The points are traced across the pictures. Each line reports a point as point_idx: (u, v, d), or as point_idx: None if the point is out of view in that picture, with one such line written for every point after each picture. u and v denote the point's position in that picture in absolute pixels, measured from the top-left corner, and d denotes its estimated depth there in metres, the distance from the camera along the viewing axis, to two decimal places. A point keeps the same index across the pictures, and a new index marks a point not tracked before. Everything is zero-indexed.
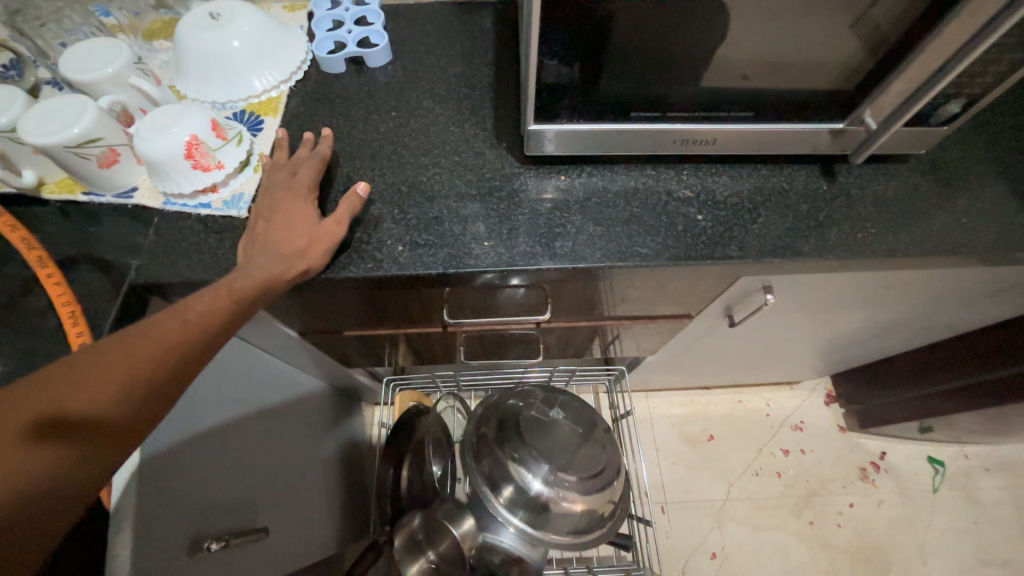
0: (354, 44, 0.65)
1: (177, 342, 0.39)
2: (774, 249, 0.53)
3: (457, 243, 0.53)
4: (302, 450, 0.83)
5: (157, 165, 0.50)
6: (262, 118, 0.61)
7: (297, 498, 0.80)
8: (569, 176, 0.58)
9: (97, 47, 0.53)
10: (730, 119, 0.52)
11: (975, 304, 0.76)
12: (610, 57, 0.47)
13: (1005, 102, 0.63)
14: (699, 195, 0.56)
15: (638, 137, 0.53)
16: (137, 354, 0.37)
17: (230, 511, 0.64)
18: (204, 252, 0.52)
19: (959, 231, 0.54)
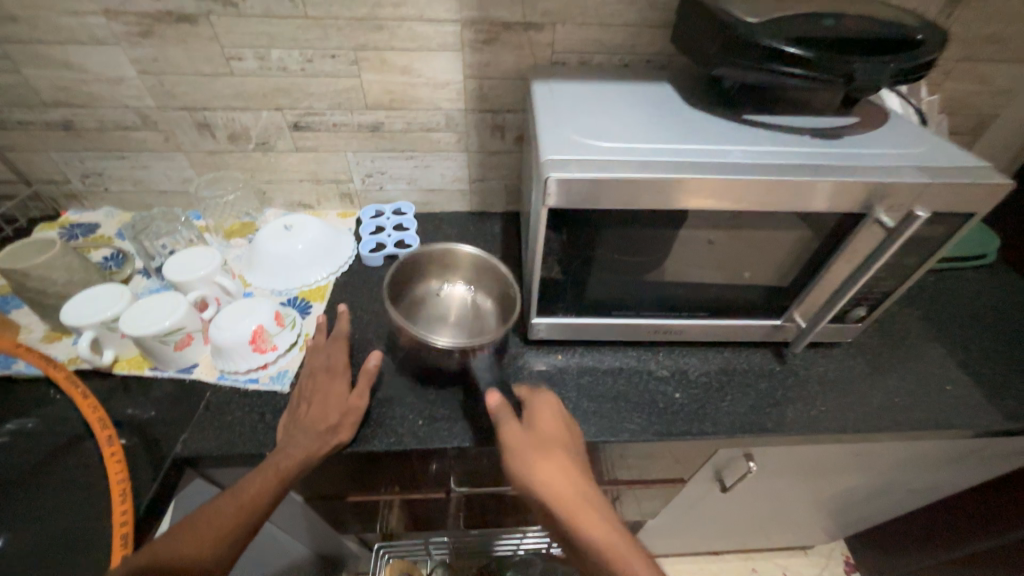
0: (392, 246, 0.82)
1: (235, 525, 0.45)
2: (744, 425, 0.61)
3: (471, 415, 0.61)
4: None
5: (224, 348, 0.60)
6: (311, 303, 0.74)
7: None
8: (565, 355, 0.69)
9: (194, 255, 0.68)
10: (689, 316, 0.66)
11: (946, 468, 0.82)
12: (593, 276, 0.61)
13: (907, 297, 0.79)
14: (674, 374, 0.66)
15: (620, 328, 0.66)
16: (199, 539, 0.43)
17: None
18: (245, 424, 0.58)
19: (898, 408, 0.64)
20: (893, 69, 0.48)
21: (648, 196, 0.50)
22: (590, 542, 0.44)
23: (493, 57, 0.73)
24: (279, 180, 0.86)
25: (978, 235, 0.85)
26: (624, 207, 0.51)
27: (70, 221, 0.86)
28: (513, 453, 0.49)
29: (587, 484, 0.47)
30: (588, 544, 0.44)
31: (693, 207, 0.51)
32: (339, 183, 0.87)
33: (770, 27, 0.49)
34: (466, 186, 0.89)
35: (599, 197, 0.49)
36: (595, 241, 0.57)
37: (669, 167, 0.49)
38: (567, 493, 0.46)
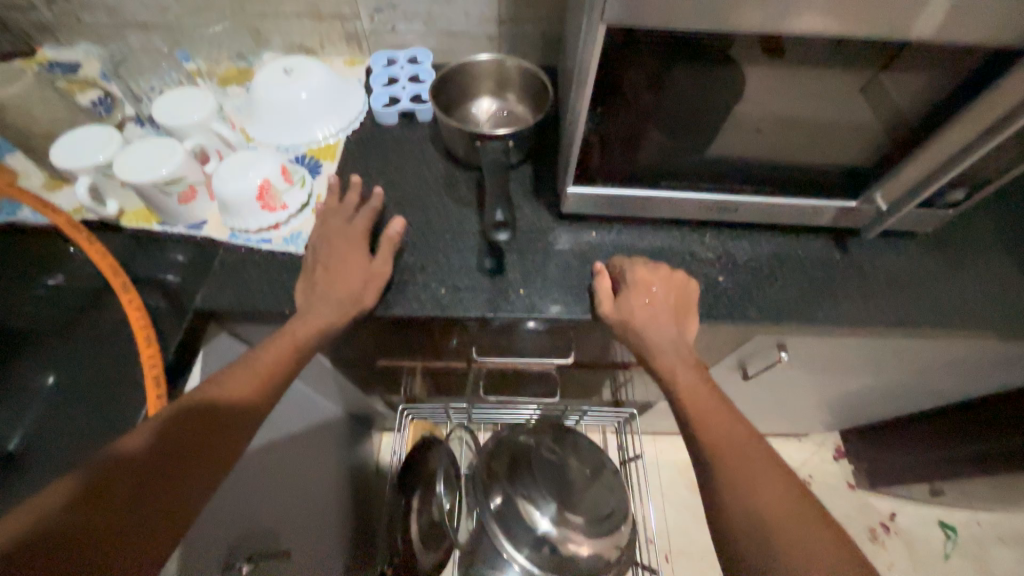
0: (408, 100, 0.71)
1: (259, 382, 0.45)
2: (791, 313, 0.56)
3: (496, 288, 0.57)
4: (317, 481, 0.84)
5: (230, 202, 0.55)
6: (321, 163, 0.66)
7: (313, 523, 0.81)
8: (600, 232, 0.62)
9: (186, 96, 0.60)
10: (750, 192, 0.57)
11: (983, 372, 0.79)
12: (647, 133, 0.52)
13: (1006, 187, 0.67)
14: (721, 258, 0.60)
15: (667, 203, 0.58)
16: (223, 392, 0.43)
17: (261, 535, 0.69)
18: (264, 283, 0.56)
19: (966, 305, 0.58)
20: None
21: (743, 12, 0.38)
22: (691, 385, 0.48)
23: None
24: (272, 12, 0.72)
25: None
26: (706, 28, 0.40)
27: (48, 58, 0.76)
28: (615, 291, 0.54)
29: (690, 340, 0.52)
30: (692, 385, 0.48)
31: (797, 34, 0.40)
32: (344, 20, 0.73)
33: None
34: (494, 29, 0.74)
35: (678, 11, 0.38)
36: (658, 84, 0.46)
37: None
38: (673, 338, 0.51)
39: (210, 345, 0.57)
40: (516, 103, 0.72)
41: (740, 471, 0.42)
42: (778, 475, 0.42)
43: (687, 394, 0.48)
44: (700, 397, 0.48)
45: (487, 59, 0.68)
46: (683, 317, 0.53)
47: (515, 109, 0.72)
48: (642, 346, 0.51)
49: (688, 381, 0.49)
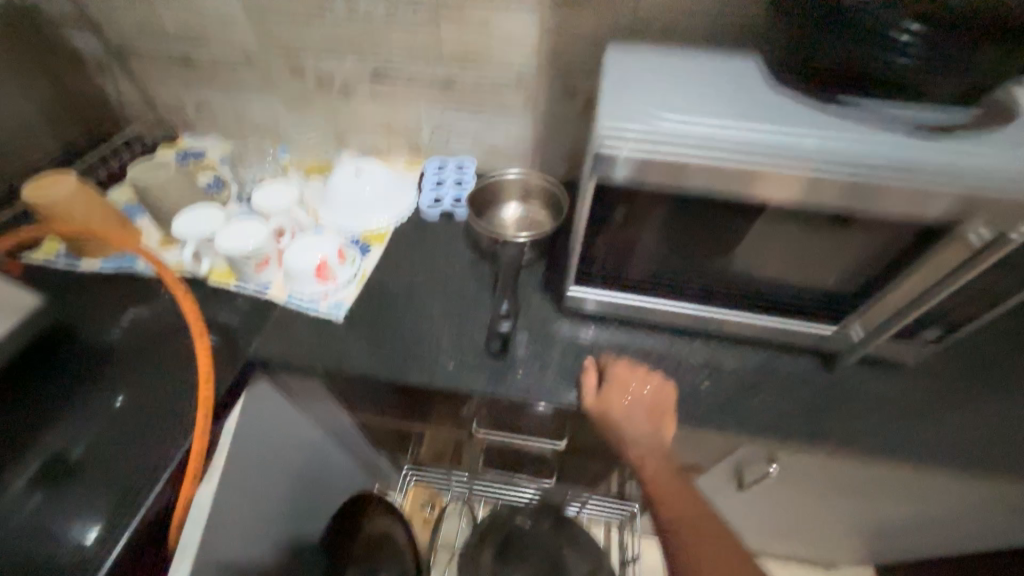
0: (450, 200, 0.86)
1: None
2: (771, 425, 0.60)
3: (498, 368, 0.65)
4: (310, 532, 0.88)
5: (294, 273, 0.69)
6: (371, 245, 0.80)
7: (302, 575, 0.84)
8: (597, 328, 0.70)
9: (279, 189, 0.78)
10: (732, 308, 0.63)
11: (1005, 519, 0.75)
12: (635, 252, 0.61)
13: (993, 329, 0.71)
14: (706, 365, 0.65)
15: (656, 311, 0.65)
16: None
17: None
18: (306, 341, 0.67)
19: (952, 442, 0.60)
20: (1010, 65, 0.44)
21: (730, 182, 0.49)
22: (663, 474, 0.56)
23: (570, 16, 0.71)
24: (357, 124, 0.92)
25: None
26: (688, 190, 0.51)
27: (185, 145, 0.98)
28: (598, 381, 0.61)
29: (666, 435, 0.58)
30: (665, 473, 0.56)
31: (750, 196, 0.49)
32: (410, 135, 0.92)
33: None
34: (528, 149, 0.90)
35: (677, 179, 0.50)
36: (643, 220, 0.57)
37: (747, 156, 0.48)
38: (647, 437, 0.58)
39: (254, 387, 0.67)
40: (537, 209, 0.85)
41: (689, 542, 0.51)
42: (720, 545, 0.51)
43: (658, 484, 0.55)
44: (669, 489, 0.55)
45: (514, 176, 0.84)
46: (659, 417, 0.58)
47: (538, 215, 0.85)
48: (624, 441, 0.58)
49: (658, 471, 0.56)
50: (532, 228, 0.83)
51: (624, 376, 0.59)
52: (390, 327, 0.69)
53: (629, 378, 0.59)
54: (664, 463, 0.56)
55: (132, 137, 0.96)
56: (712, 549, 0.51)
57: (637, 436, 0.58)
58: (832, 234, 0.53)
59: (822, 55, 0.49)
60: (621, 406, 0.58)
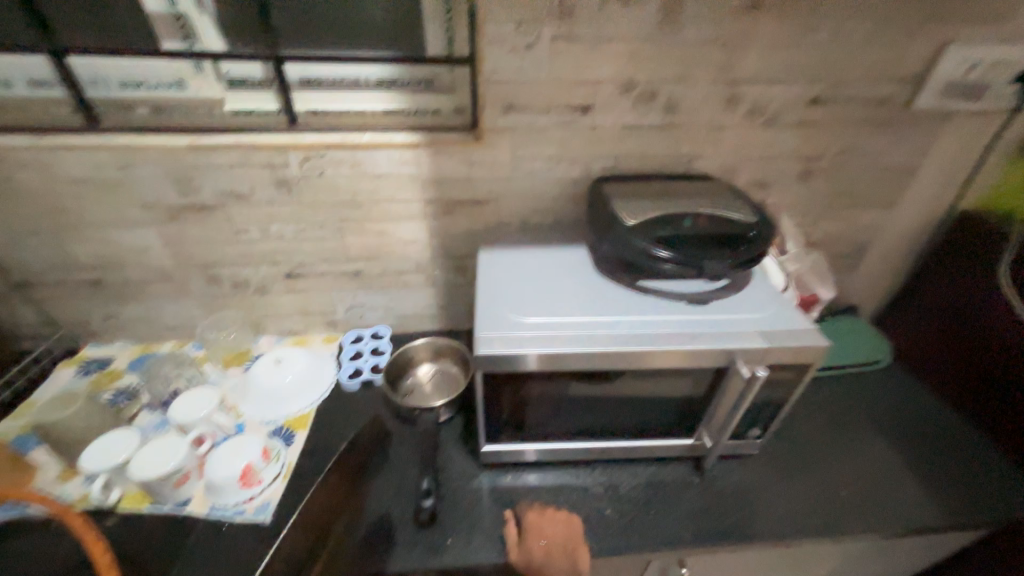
0: (369, 370, 0.95)
1: None
2: (664, 538, 0.71)
3: (429, 540, 0.70)
4: None
5: (217, 485, 0.71)
6: (295, 432, 0.85)
7: None
8: (513, 475, 0.79)
9: (197, 396, 0.81)
10: (614, 436, 0.78)
11: (868, 563, 0.91)
12: (528, 410, 0.74)
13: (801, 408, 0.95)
14: (606, 490, 0.77)
15: (555, 451, 0.78)
16: None
17: None
18: (231, 557, 0.68)
19: (794, 515, 0.76)
20: (729, 261, 0.68)
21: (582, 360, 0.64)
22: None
23: (450, 221, 0.92)
24: (273, 313, 1.01)
25: (864, 347, 1.08)
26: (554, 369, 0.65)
27: (88, 355, 0.98)
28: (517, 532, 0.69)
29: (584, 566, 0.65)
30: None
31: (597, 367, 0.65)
32: (326, 314, 1.03)
33: (644, 235, 0.70)
34: (434, 312, 1.05)
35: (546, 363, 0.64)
36: (527, 388, 0.71)
37: (587, 340, 0.64)
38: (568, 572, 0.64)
39: None
40: (448, 365, 0.97)
41: None
42: None
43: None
44: None
45: (421, 341, 0.96)
46: (572, 551, 0.66)
47: (450, 370, 0.96)
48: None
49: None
50: (449, 385, 0.93)
51: (536, 520, 0.70)
52: None
53: (540, 520, 0.70)
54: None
55: (53, 350, 0.96)
56: None
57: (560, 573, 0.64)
58: (666, 379, 0.71)
59: (631, 246, 0.69)
60: (541, 548, 0.66)
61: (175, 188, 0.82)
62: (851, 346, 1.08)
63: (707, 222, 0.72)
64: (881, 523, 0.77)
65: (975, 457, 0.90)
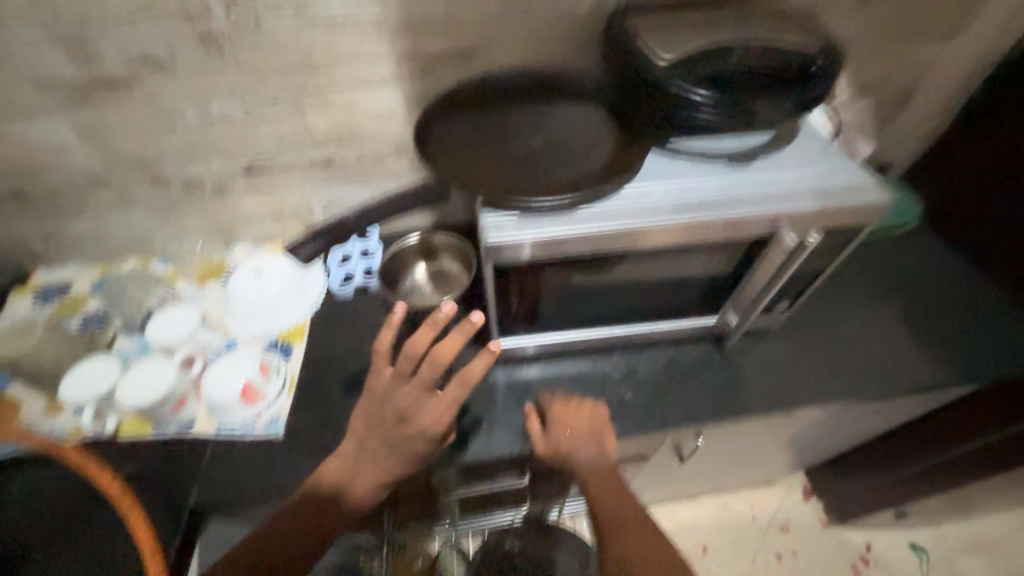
0: (360, 276, 0.86)
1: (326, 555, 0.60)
2: (686, 414, 0.71)
3: (450, 437, 0.68)
4: None
5: (218, 405, 0.65)
6: (292, 345, 0.77)
7: None
8: (529, 369, 0.75)
9: (176, 314, 0.72)
10: (638, 321, 0.72)
11: (870, 417, 0.96)
12: (544, 301, 0.67)
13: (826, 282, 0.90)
14: (627, 373, 0.74)
15: (572, 340, 0.73)
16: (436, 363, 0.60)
17: None
18: (251, 467, 0.65)
19: (816, 382, 0.76)
20: (789, 110, 0.56)
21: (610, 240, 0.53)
22: (602, 487, 0.62)
23: (433, 87, 0.75)
24: (241, 219, 0.88)
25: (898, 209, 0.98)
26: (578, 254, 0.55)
27: (38, 280, 0.87)
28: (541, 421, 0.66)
29: (608, 454, 0.64)
30: (603, 490, 0.62)
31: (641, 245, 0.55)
32: (301, 215, 0.90)
33: (681, 78, 0.56)
34: None
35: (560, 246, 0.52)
36: (540, 277, 0.62)
37: (616, 216, 0.53)
38: (593, 456, 0.64)
39: (207, 536, 0.64)
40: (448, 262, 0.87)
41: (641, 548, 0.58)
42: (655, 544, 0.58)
43: (607, 510, 0.61)
44: (610, 493, 0.62)
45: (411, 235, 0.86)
46: (599, 434, 0.65)
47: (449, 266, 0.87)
48: (573, 466, 0.64)
49: (601, 483, 0.63)
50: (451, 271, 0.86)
51: (563, 413, 0.66)
52: (335, 427, 0.69)
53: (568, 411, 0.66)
54: (608, 476, 0.63)
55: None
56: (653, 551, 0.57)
57: (586, 461, 0.63)
58: (700, 255, 0.63)
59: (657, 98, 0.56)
60: (572, 442, 0.64)
61: (69, 59, 0.63)
62: (892, 207, 0.98)
63: (760, 52, 0.57)
64: (896, 384, 0.77)
65: (981, 315, 0.89)
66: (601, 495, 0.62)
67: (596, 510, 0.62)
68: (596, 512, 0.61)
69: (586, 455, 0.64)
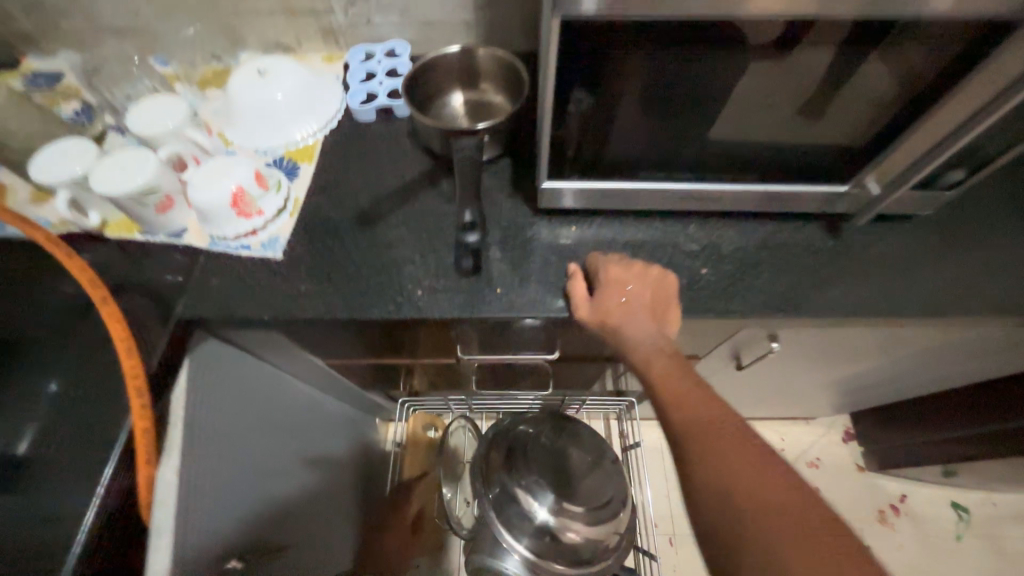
0: (386, 96, 0.70)
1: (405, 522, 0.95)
2: (775, 304, 0.55)
3: (474, 288, 0.56)
4: (319, 489, 0.86)
5: (205, 211, 0.55)
6: (299, 165, 0.65)
7: (309, 527, 0.83)
8: (580, 227, 0.60)
9: (162, 104, 0.59)
10: (737, 179, 0.54)
11: (988, 358, 0.77)
12: (618, 122, 0.49)
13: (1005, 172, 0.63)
14: (706, 249, 0.57)
15: (645, 195, 0.55)
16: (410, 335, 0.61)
17: (257, 539, 0.69)
18: (246, 289, 0.57)
19: (967, 288, 0.56)
20: None
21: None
22: (671, 384, 0.46)
23: None
24: (246, 9, 0.71)
25: None
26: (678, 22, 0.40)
27: (29, 66, 0.76)
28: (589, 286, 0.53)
29: (669, 334, 0.50)
30: (672, 388, 0.46)
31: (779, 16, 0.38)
32: (319, 15, 0.72)
33: None
34: (470, 14, 0.72)
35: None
36: (622, 73, 0.45)
37: None
38: (651, 335, 0.49)
39: (196, 352, 0.57)
40: (491, 89, 0.69)
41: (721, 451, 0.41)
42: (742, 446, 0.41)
43: (679, 411, 0.44)
44: (675, 386, 0.46)
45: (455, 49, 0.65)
46: (662, 311, 0.51)
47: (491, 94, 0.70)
48: (626, 346, 0.49)
49: (668, 379, 0.46)
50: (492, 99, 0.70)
51: (618, 277, 0.51)
52: (341, 259, 0.58)
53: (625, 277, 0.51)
54: (667, 361, 0.48)
55: None
56: (739, 455, 0.40)
57: (641, 341, 0.49)
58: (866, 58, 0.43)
59: None
60: (627, 316, 0.50)
61: None
62: None
63: None
64: None
65: None
66: (661, 382, 0.47)
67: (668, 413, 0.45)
68: (667, 417, 0.45)
69: (641, 329, 0.50)
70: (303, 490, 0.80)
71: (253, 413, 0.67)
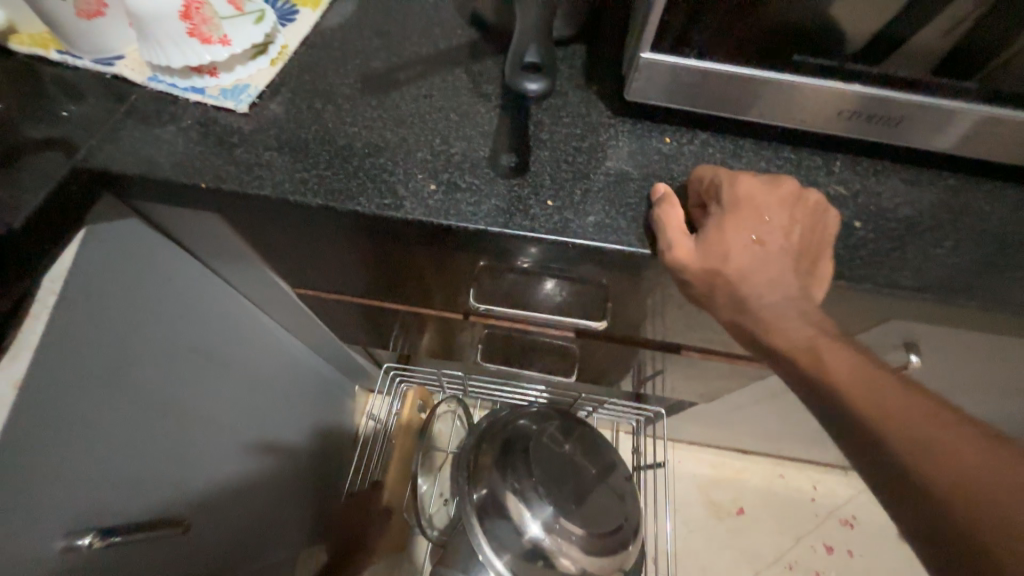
0: None
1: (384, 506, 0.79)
2: (960, 286, 0.36)
3: (513, 193, 0.38)
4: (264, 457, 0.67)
5: (142, 22, 0.38)
6: (297, 7, 0.47)
7: (248, 505, 0.65)
8: (676, 138, 0.42)
9: None
10: (936, 92, 0.36)
11: None
12: None
13: None
14: (857, 197, 0.40)
15: (784, 98, 0.38)
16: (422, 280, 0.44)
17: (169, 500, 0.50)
18: (184, 144, 0.39)
19: None
20: None
21: None
22: (859, 382, 0.29)
23: None
24: None
25: None
26: None
27: None
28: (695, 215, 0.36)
29: (812, 295, 0.34)
30: (864, 388, 0.29)
31: None
32: None
33: None
34: None
35: None
36: None
37: None
38: (789, 294, 0.33)
39: (110, 228, 0.40)
40: None
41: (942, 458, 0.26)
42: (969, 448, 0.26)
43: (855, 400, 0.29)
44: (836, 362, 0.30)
45: None
46: (808, 265, 0.34)
47: None
48: (751, 302, 0.33)
49: (853, 373, 0.30)
50: None
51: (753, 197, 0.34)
52: (329, 128, 0.40)
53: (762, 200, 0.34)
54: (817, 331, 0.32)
55: None
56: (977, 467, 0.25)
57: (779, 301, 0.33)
58: None
59: None
60: (759, 257, 0.33)
61: None
62: None
63: None
64: None
65: None
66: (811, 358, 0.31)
67: (878, 430, 0.27)
68: (881, 436, 0.27)
69: (774, 279, 0.33)
70: (241, 455, 0.62)
71: (179, 339, 0.48)
